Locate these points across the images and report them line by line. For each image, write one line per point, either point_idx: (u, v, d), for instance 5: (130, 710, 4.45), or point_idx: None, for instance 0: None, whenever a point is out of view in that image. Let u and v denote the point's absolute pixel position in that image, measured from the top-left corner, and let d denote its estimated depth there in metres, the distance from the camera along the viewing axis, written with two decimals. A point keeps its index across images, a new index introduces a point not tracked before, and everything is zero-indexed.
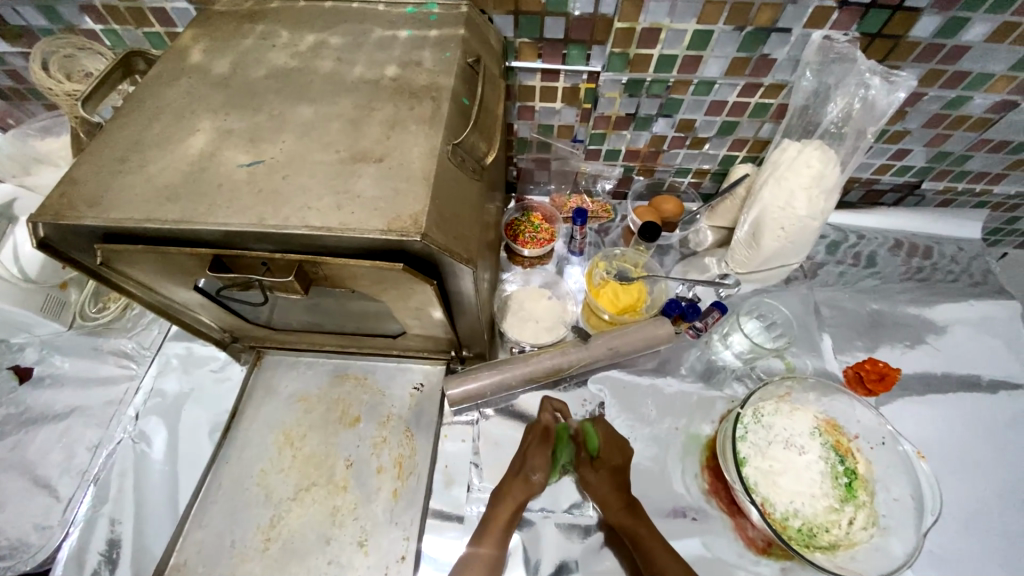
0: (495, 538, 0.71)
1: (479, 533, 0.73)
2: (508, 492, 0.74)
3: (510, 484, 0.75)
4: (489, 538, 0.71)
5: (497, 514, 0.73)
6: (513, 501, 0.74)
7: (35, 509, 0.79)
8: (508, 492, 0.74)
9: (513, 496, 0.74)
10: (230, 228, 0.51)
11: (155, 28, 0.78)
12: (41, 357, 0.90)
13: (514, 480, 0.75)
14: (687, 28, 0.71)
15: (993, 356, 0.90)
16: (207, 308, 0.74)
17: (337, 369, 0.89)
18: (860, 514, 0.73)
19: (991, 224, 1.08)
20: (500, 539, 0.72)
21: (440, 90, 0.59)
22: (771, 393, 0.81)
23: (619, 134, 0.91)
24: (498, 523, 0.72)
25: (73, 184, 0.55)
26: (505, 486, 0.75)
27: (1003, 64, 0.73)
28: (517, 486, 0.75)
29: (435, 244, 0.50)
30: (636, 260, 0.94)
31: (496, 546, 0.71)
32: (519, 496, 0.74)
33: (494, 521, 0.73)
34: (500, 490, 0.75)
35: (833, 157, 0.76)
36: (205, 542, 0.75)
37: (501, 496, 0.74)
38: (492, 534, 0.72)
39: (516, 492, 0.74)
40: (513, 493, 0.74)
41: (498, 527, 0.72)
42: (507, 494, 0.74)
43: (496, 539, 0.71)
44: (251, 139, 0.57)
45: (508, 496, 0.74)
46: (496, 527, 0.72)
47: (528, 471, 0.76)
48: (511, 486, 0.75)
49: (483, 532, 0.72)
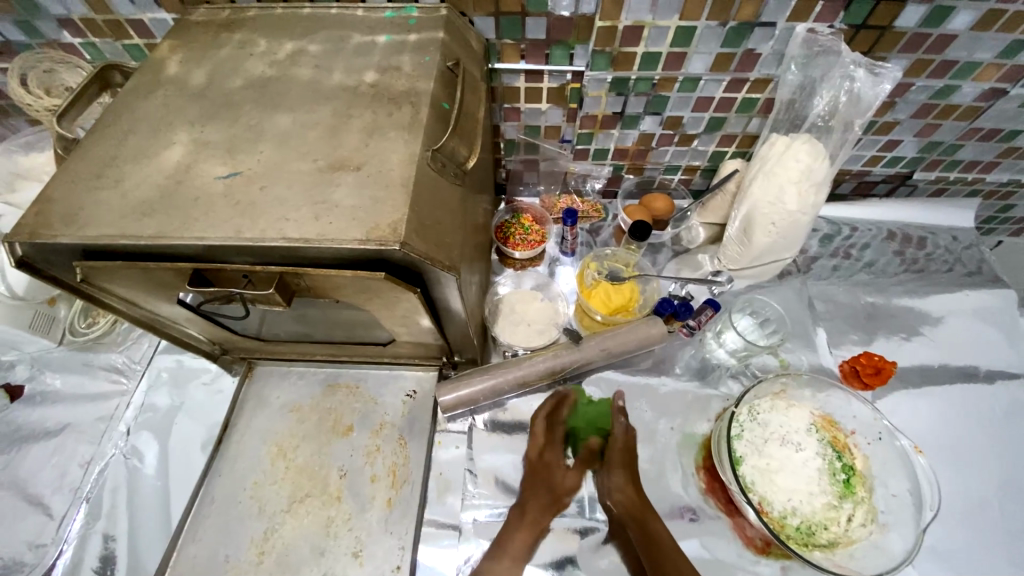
0: (514, 556, 0.72)
1: (495, 550, 0.72)
2: (528, 515, 0.74)
3: (530, 500, 0.75)
4: (508, 556, 0.72)
5: (516, 535, 0.73)
6: (535, 518, 0.74)
7: (28, 527, 0.78)
8: (526, 516, 0.74)
9: (530, 521, 0.74)
10: (208, 242, 0.50)
11: (134, 39, 0.77)
12: (31, 374, 0.90)
13: (533, 493, 0.76)
14: (670, 25, 0.70)
15: (988, 346, 0.90)
16: (194, 322, 0.74)
17: (329, 378, 0.88)
18: (859, 510, 0.72)
19: (984, 213, 1.07)
20: (518, 563, 0.71)
21: (419, 95, 0.59)
22: (766, 390, 0.80)
23: (607, 133, 0.90)
24: (517, 549, 0.72)
25: (49, 202, 0.54)
26: (526, 508, 0.75)
27: (990, 52, 0.72)
28: (538, 506, 0.75)
29: (415, 252, 0.50)
30: (627, 260, 0.93)
31: (515, 561, 0.71)
32: (540, 519, 0.74)
33: (512, 543, 0.73)
34: (519, 510, 0.75)
35: (821, 152, 0.75)
36: (199, 557, 0.74)
37: (518, 522, 0.74)
38: (510, 553, 0.72)
39: (536, 514, 0.74)
40: (535, 516, 0.74)
41: (517, 547, 0.72)
42: (528, 520, 0.74)
43: (517, 557, 0.72)
44: (228, 151, 0.56)
45: (524, 528, 0.73)
46: (517, 546, 0.72)
47: (552, 484, 0.77)
48: (529, 508, 0.75)
49: (501, 552, 0.72)
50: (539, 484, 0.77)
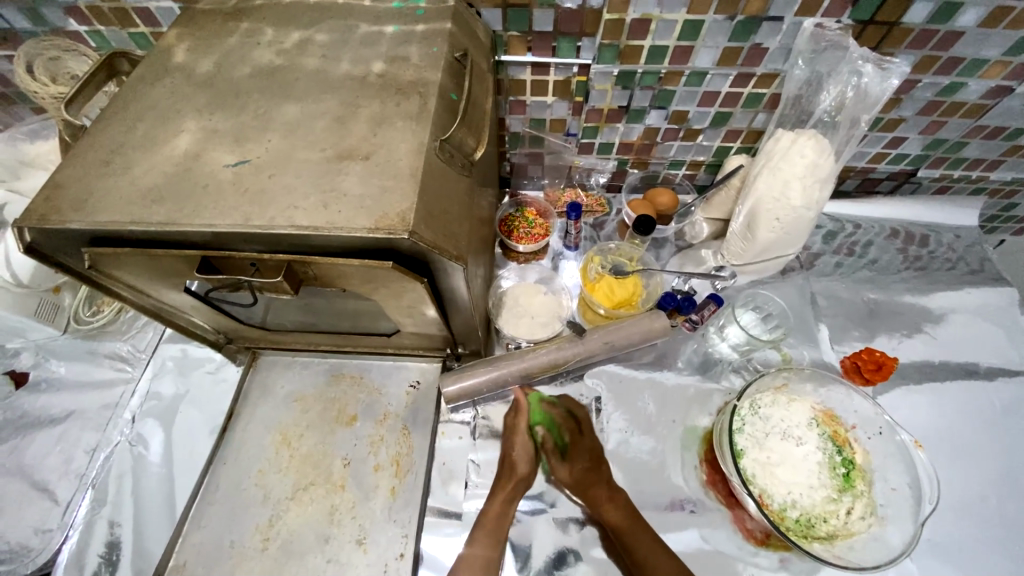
0: (486, 539, 0.73)
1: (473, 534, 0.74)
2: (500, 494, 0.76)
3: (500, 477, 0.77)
4: (481, 539, 0.73)
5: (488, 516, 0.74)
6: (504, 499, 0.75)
7: (35, 513, 0.79)
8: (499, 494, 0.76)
9: (502, 490, 0.76)
10: (217, 229, 0.50)
11: (140, 28, 0.77)
12: (36, 361, 0.90)
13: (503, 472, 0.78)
14: (677, 19, 0.70)
15: (990, 344, 0.90)
16: (200, 311, 0.74)
17: (333, 369, 0.88)
18: (858, 504, 0.72)
19: (988, 211, 1.07)
20: (493, 537, 0.73)
21: (427, 86, 0.59)
22: (767, 385, 0.80)
23: (612, 127, 0.90)
24: (490, 530, 0.73)
25: (58, 188, 0.54)
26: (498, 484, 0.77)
27: (998, 49, 0.72)
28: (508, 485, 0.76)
29: (423, 242, 0.50)
30: (631, 254, 0.95)
31: (488, 542, 0.72)
32: (508, 486, 0.76)
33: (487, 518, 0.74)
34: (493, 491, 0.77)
35: (827, 147, 0.75)
36: (204, 544, 0.75)
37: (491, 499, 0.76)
38: (484, 535, 0.73)
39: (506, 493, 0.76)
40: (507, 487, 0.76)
41: (490, 525, 0.74)
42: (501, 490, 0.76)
43: (488, 540, 0.73)
44: (236, 139, 0.56)
45: (501, 490, 0.76)
46: (490, 523, 0.74)
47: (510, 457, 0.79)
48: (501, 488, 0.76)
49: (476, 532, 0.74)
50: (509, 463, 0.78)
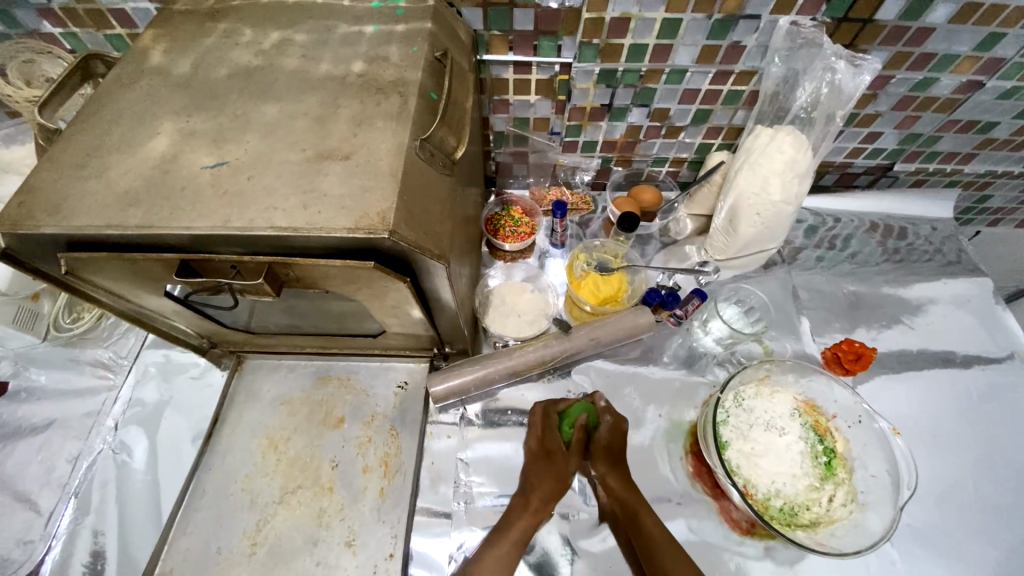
0: (510, 542, 0.70)
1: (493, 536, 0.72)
2: (533, 501, 0.73)
3: (534, 481, 0.75)
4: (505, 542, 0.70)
5: (513, 521, 0.72)
6: (534, 501, 0.73)
7: (16, 525, 0.78)
8: (530, 504, 0.73)
9: (536, 499, 0.73)
10: (195, 232, 0.50)
11: (116, 29, 0.76)
12: (15, 370, 0.88)
13: (539, 478, 0.75)
14: (656, 17, 0.71)
15: (965, 333, 0.92)
16: (182, 315, 0.73)
17: (320, 371, 0.88)
18: (839, 491, 0.74)
19: (963, 203, 1.09)
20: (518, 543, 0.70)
21: (407, 85, 0.59)
22: (751, 377, 0.81)
23: (596, 125, 0.91)
24: (511, 534, 0.71)
25: (32, 192, 0.53)
26: (529, 484, 0.75)
27: (967, 45, 0.74)
28: (542, 494, 0.74)
29: (405, 241, 0.50)
30: (616, 252, 0.95)
31: (510, 547, 0.70)
32: (541, 500, 0.73)
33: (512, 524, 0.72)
34: (523, 497, 0.74)
35: (805, 142, 0.77)
36: (191, 550, 0.74)
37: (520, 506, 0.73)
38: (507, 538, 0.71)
39: (538, 499, 0.73)
40: (538, 491, 0.74)
41: (514, 532, 0.71)
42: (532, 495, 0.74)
43: (510, 544, 0.70)
44: (214, 140, 0.56)
45: (535, 496, 0.74)
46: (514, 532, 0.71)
47: (552, 469, 0.75)
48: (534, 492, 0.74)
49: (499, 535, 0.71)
50: (544, 468, 0.76)
